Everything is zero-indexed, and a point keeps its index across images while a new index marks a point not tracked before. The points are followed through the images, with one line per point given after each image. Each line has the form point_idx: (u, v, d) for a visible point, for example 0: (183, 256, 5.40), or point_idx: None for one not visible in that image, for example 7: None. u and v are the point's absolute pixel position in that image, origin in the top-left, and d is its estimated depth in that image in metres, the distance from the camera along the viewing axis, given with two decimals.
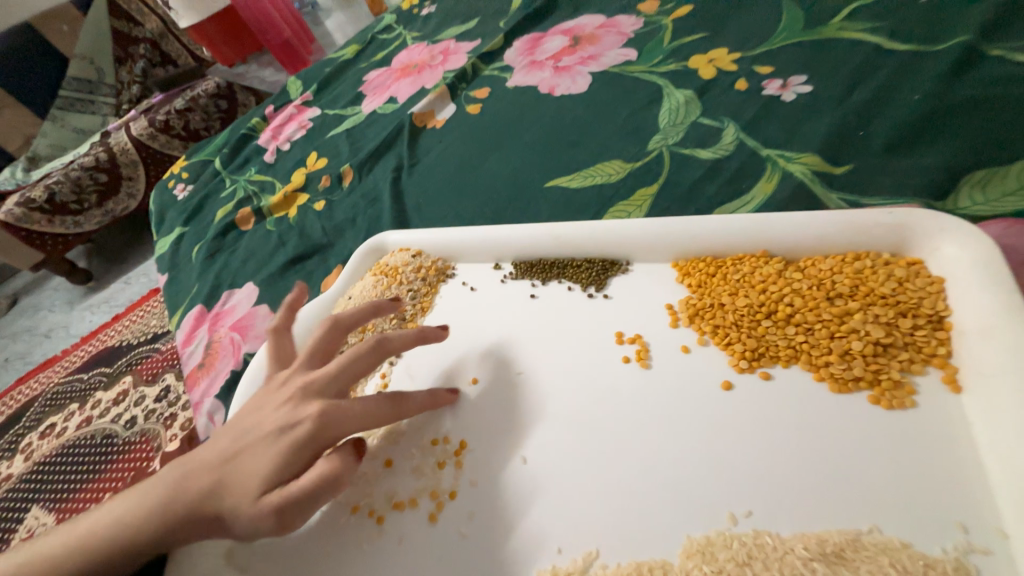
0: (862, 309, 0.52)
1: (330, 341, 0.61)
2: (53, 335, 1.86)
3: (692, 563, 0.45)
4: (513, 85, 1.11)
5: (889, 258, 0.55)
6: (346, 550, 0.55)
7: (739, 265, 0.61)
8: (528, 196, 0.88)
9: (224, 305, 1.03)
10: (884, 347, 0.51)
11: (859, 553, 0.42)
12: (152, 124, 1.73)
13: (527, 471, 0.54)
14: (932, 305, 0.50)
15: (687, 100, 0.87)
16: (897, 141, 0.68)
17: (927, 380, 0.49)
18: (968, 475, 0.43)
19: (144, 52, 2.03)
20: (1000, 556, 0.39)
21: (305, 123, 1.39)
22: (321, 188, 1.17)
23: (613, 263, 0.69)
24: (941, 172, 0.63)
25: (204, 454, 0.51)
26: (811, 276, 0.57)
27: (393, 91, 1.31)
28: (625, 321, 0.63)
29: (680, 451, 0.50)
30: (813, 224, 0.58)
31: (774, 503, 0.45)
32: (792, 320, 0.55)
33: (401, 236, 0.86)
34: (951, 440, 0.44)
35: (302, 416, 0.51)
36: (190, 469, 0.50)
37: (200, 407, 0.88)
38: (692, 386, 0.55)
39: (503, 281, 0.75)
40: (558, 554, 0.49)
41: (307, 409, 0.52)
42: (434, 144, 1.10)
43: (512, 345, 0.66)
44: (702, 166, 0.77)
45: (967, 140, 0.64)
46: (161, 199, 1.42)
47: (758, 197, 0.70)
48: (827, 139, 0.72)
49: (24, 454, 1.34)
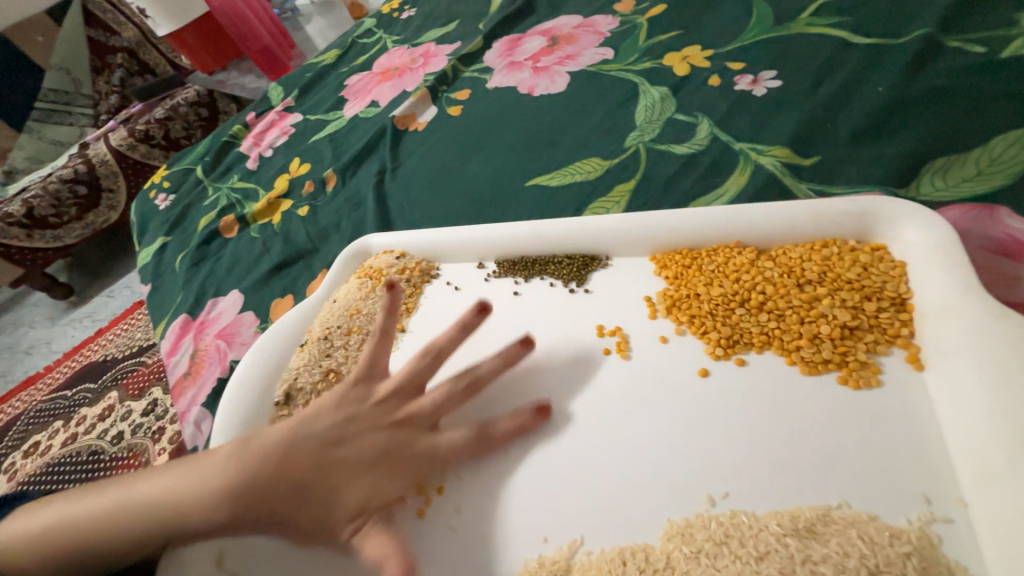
0: (830, 294, 0.54)
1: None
2: (35, 351, 1.83)
3: (673, 545, 0.46)
4: (492, 86, 1.12)
5: (854, 245, 0.57)
6: (336, 550, 0.56)
7: (713, 256, 0.63)
8: (511, 194, 0.89)
9: (209, 313, 1.02)
10: (851, 330, 0.52)
11: (829, 527, 0.43)
12: (132, 134, 1.71)
13: (513, 464, 0.55)
14: (895, 288, 0.52)
15: (662, 97, 0.89)
16: (864, 132, 0.70)
17: (891, 360, 0.50)
18: (931, 449, 0.44)
19: (122, 61, 2.00)
20: (961, 524, 0.41)
21: (287, 129, 1.39)
22: (305, 193, 1.17)
23: (593, 258, 0.70)
24: (905, 160, 0.65)
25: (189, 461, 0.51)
26: (781, 264, 0.58)
27: (375, 94, 1.32)
28: (605, 314, 0.64)
29: (659, 438, 0.52)
30: (784, 214, 0.60)
31: (749, 484, 0.47)
32: (765, 307, 0.57)
33: (385, 239, 0.87)
34: (915, 416, 0.46)
35: None
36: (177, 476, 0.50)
37: (187, 416, 0.88)
38: (671, 375, 0.56)
39: (486, 279, 0.76)
40: (544, 544, 0.50)
41: None
42: (416, 146, 1.10)
43: (496, 341, 0.67)
44: (678, 160, 0.78)
45: (928, 129, 0.67)
46: (142, 209, 1.41)
47: (732, 190, 0.72)
48: (797, 131, 0.74)
49: (8, 475, 1.31)
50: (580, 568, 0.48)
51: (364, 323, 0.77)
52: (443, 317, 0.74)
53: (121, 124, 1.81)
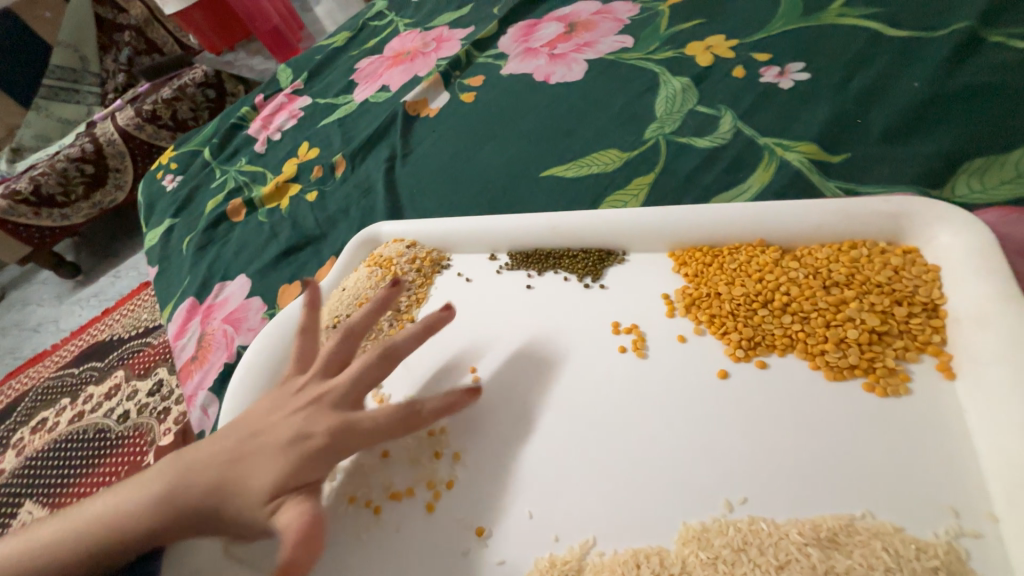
0: (858, 297, 0.53)
1: (346, 350, 0.58)
2: (42, 330, 1.83)
3: (689, 549, 0.45)
4: (508, 73, 1.09)
5: (885, 246, 0.55)
6: (344, 540, 0.56)
7: (735, 255, 0.61)
8: (524, 185, 0.87)
9: (216, 297, 1.02)
10: (878, 335, 0.51)
11: (852, 538, 0.42)
12: (140, 114, 1.69)
13: (524, 461, 0.55)
14: (927, 293, 0.50)
15: (683, 88, 0.86)
16: (895, 130, 0.68)
17: (921, 367, 0.49)
18: (962, 463, 0.43)
19: (130, 40, 1.94)
20: (990, 539, 0.40)
21: (296, 113, 1.37)
22: (313, 178, 1.16)
23: (609, 253, 0.68)
24: (937, 160, 0.63)
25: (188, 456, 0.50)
26: (807, 265, 0.57)
27: (387, 79, 1.29)
28: (621, 311, 0.63)
29: (676, 440, 0.51)
30: (812, 212, 0.58)
31: (769, 489, 0.46)
32: (789, 309, 0.55)
33: (395, 227, 0.85)
34: (944, 427, 0.45)
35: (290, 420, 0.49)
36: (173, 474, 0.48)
37: (194, 400, 0.87)
38: (689, 375, 0.55)
39: (499, 271, 0.74)
40: (556, 543, 0.49)
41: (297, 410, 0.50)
42: (428, 133, 1.08)
43: (510, 335, 0.66)
44: (700, 154, 0.76)
45: (964, 128, 0.64)
46: (149, 190, 1.40)
47: (755, 186, 0.70)
48: (825, 126, 0.71)
49: (16, 450, 1.32)
50: (592, 569, 0.47)
51: None
52: (454, 309, 0.72)
53: (129, 104, 1.79)
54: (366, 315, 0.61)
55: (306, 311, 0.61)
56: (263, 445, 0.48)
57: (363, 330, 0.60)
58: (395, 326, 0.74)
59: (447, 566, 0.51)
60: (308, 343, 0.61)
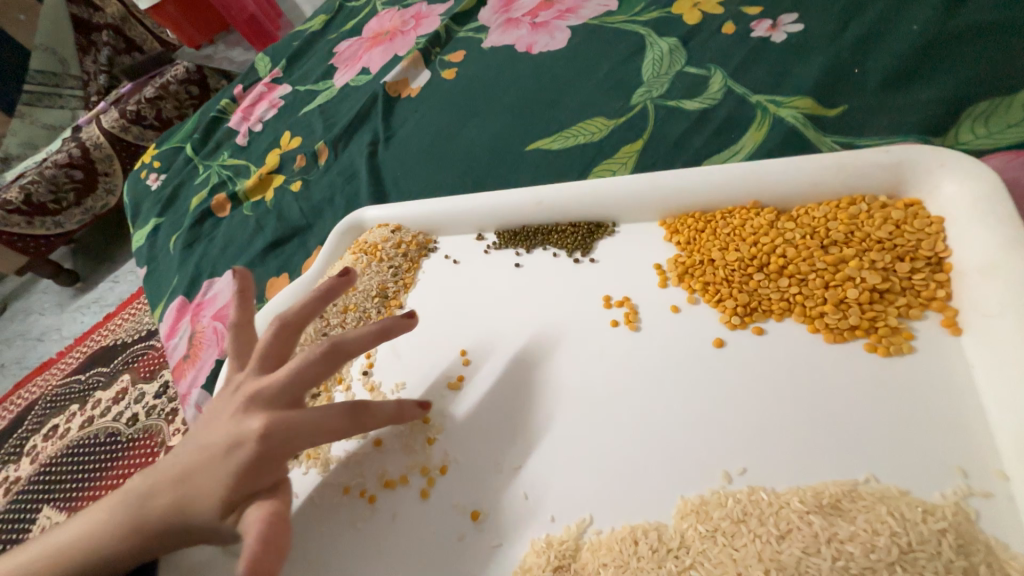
0: (858, 255, 0.50)
1: (285, 341, 0.55)
2: (46, 338, 1.83)
3: (687, 523, 0.44)
4: (488, 46, 1.04)
5: (885, 200, 0.52)
6: (340, 529, 0.55)
7: (728, 219, 0.58)
8: (510, 161, 0.84)
9: (205, 294, 1.00)
10: (880, 294, 0.48)
11: (856, 503, 0.40)
12: (124, 115, 1.64)
13: (518, 443, 0.53)
14: (931, 246, 0.48)
15: (671, 49, 0.82)
16: (895, 79, 0.64)
17: (925, 325, 0.47)
18: (969, 419, 0.41)
19: (108, 39, 1.87)
20: (1001, 498, 0.38)
21: (276, 102, 1.33)
22: (297, 168, 1.13)
23: (599, 226, 0.66)
24: (937, 107, 0.60)
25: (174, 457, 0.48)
26: (804, 225, 0.54)
27: (366, 61, 1.24)
28: (612, 284, 0.61)
29: (670, 413, 0.49)
30: (807, 169, 0.55)
31: (767, 458, 0.44)
32: (786, 272, 0.52)
33: (379, 211, 0.82)
34: (951, 386, 0.43)
35: (268, 424, 0.47)
36: (161, 476, 0.48)
37: (188, 398, 0.86)
38: (685, 346, 0.53)
39: (486, 251, 0.72)
40: (552, 523, 0.48)
41: (282, 415, 0.47)
42: (410, 114, 1.04)
43: (498, 318, 0.64)
44: (689, 117, 0.73)
45: (969, 73, 0.60)
46: (134, 190, 1.37)
47: (748, 146, 0.67)
48: (820, 79, 0.68)
49: (30, 457, 1.33)
50: (589, 548, 0.46)
51: (359, 300, 0.73)
52: (441, 292, 0.71)
53: (111, 104, 1.75)
54: (305, 306, 0.57)
55: (240, 304, 0.59)
56: (238, 443, 0.46)
57: (305, 321, 0.57)
58: (384, 313, 0.72)
59: (443, 551, 0.50)
60: (248, 335, 0.60)
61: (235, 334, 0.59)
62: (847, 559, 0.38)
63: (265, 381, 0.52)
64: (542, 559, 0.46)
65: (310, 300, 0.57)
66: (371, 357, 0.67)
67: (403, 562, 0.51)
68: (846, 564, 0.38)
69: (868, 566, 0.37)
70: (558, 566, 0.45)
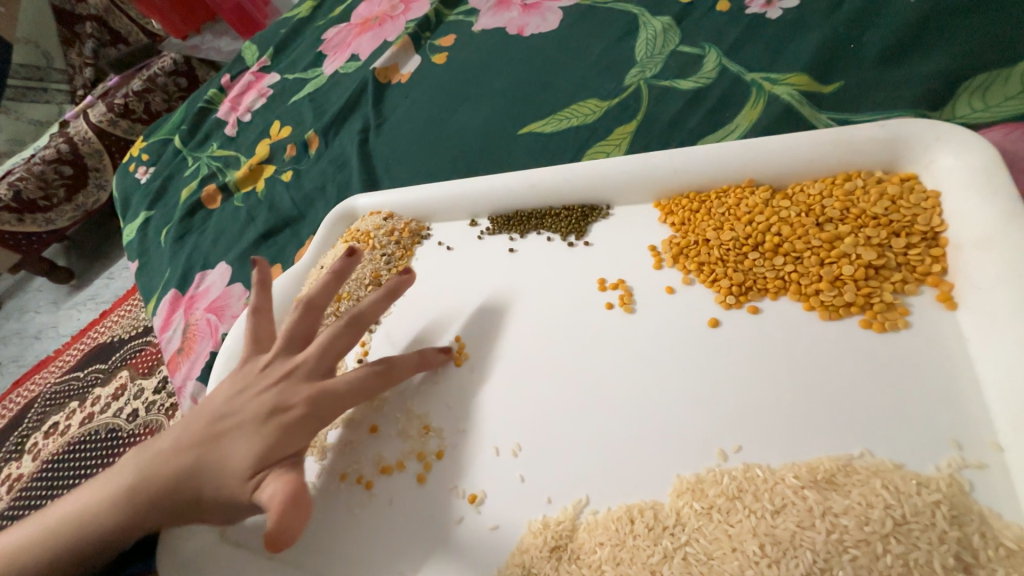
0: (854, 232, 0.50)
1: (348, 338, 0.56)
2: (42, 336, 1.82)
3: (683, 501, 0.44)
4: (479, 29, 1.02)
5: (881, 176, 0.51)
6: (338, 516, 0.55)
7: (723, 198, 0.57)
8: (503, 146, 0.83)
9: (198, 286, 0.99)
10: (875, 270, 0.48)
11: (851, 478, 0.40)
12: (111, 109, 1.61)
13: (514, 428, 0.53)
14: (927, 220, 0.47)
15: (665, 28, 0.80)
16: (891, 52, 0.63)
17: (920, 300, 0.46)
18: (965, 392, 0.41)
19: (92, 31, 1.79)
20: (995, 469, 0.38)
21: (264, 91, 1.30)
22: (287, 157, 1.11)
23: (593, 209, 0.65)
24: (934, 81, 0.59)
25: (162, 454, 0.48)
26: (799, 203, 0.53)
27: (355, 47, 1.21)
28: (607, 267, 0.60)
29: (665, 394, 0.49)
30: (804, 146, 0.54)
31: (764, 435, 0.44)
32: (781, 250, 0.52)
33: (371, 199, 0.81)
34: (948, 360, 0.43)
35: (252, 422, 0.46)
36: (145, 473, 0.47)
37: (183, 391, 0.86)
38: (680, 326, 0.52)
39: (480, 237, 0.71)
40: (549, 505, 0.48)
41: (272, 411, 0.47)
42: (401, 100, 1.02)
43: (495, 307, 0.63)
44: (683, 97, 0.71)
45: (966, 45, 0.59)
46: (123, 184, 1.35)
47: (743, 125, 0.66)
48: (817, 55, 0.67)
49: (31, 454, 1.33)
50: (586, 527, 0.46)
51: (352, 288, 0.72)
52: (435, 278, 0.70)
53: (97, 98, 1.71)
54: (373, 305, 0.59)
55: (258, 291, 0.59)
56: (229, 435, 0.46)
57: (375, 317, 0.59)
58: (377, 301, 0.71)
59: (442, 534, 0.50)
60: (264, 321, 0.59)
61: (301, 317, 0.57)
62: (842, 532, 0.38)
63: (261, 375, 0.52)
64: (539, 539, 0.46)
65: (377, 300, 0.59)
66: (366, 345, 0.67)
67: (402, 548, 0.51)
68: (840, 537, 0.38)
69: (863, 539, 0.38)
70: (555, 547, 0.45)
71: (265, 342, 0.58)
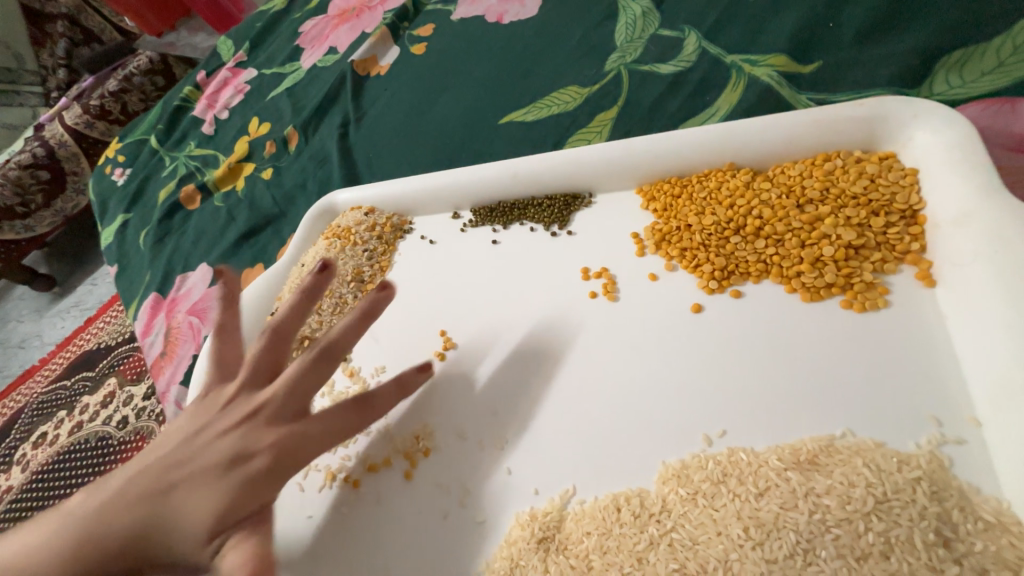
0: (834, 212, 0.49)
1: (274, 355, 0.50)
2: (27, 345, 1.78)
3: (669, 488, 0.44)
4: (458, 18, 1.00)
5: (860, 155, 0.51)
6: (326, 516, 0.54)
7: (704, 182, 0.57)
8: (483, 137, 0.82)
9: (179, 290, 0.97)
10: (856, 250, 0.48)
11: (833, 458, 0.40)
12: (88, 111, 1.57)
13: (500, 421, 0.52)
14: (906, 199, 0.47)
15: (645, 11, 0.79)
16: (870, 30, 0.63)
17: (900, 279, 0.46)
18: (944, 369, 0.41)
19: (64, 30, 1.73)
20: (974, 444, 0.39)
21: (241, 87, 1.27)
22: (266, 155, 1.08)
23: (576, 197, 0.64)
24: (913, 58, 0.59)
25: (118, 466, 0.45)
26: (779, 184, 0.53)
27: (332, 40, 1.19)
28: (591, 256, 0.59)
29: (649, 382, 0.49)
30: (783, 126, 0.54)
31: (747, 419, 0.44)
32: (762, 233, 0.52)
33: (351, 194, 0.80)
34: (927, 338, 0.43)
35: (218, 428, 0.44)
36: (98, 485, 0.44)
37: (168, 396, 0.84)
38: (663, 313, 0.52)
39: (463, 230, 0.70)
40: (536, 496, 0.48)
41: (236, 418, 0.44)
42: (380, 92, 1.00)
43: (479, 301, 0.62)
44: (664, 81, 0.71)
45: (942, 20, 0.59)
46: (99, 187, 1.31)
47: (724, 108, 0.66)
48: (796, 35, 0.66)
49: (19, 465, 1.31)
50: (573, 518, 0.46)
51: (335, 285, 0.71)
52: (418, 272, 0.69)
53: (71, 99, 1.67)
54: (291, 310, 0.51)
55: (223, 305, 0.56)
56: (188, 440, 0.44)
57: (295, 324, 0.51)
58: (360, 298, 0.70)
59: (429, 531, 0.50)
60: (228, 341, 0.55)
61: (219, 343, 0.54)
62: (824, 512, 0.38)
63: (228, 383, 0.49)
64: (526, 531, 0.46)
65: (295, 303, 0.51)
66: None
67: (391, 547, 0.50)
68: (822, 517, 0.38)
69: (845, 518, 0.38)
70: (542, 538, 0.45)
71: (231, 366, 0.53)
